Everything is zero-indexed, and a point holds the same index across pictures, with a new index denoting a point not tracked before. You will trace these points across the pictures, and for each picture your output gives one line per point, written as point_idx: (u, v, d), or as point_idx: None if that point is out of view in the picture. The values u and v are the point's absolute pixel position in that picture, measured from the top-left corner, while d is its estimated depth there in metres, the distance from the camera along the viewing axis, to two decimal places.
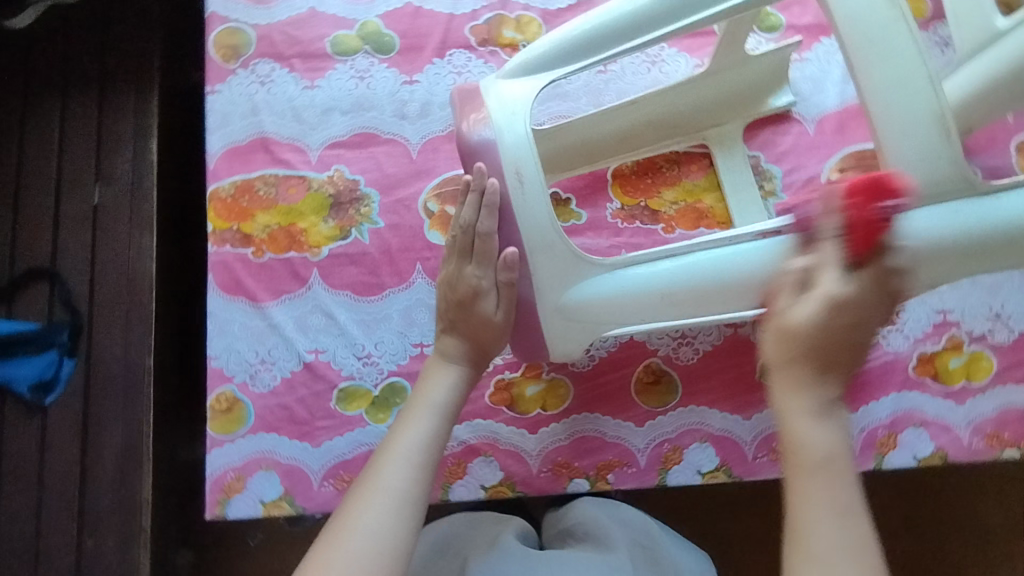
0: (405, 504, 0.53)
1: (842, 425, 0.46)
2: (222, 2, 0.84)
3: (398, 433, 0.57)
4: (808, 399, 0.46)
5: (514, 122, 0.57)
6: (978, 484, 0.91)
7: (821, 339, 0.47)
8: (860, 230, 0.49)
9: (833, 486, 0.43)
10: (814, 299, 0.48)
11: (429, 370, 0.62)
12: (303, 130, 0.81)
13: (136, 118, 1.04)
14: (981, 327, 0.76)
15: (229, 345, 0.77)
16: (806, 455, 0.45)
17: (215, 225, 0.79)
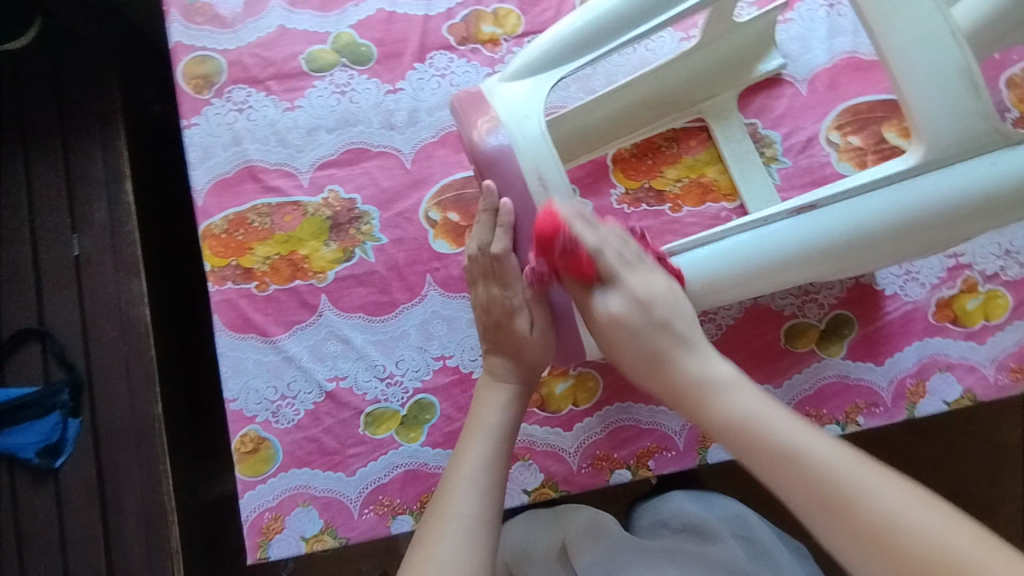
0: (477, 527, 0.54)
1: (721, 373, 0.54)
2: (186, 31, 0.80)
3: (460, 458, 0.58)
4: (681, 381, 0.54)
5: (527, 124, 0.56)
6: (1002, 416, 0.93)
7: (637, 331, 0.55)
8: (566, 268, 0.56)
9: (770, 431, 0.49)
10: (597, 309, 0.57)
11: (483, 390, 0.63)
12: (291, 154, 0.79)
13: (106, 160, 1.00)
14: (993, 266, 0.77)
15: (247, 384, 0.74)
16: (732, 424, 0.51)
17: (213, 264, 0.76)
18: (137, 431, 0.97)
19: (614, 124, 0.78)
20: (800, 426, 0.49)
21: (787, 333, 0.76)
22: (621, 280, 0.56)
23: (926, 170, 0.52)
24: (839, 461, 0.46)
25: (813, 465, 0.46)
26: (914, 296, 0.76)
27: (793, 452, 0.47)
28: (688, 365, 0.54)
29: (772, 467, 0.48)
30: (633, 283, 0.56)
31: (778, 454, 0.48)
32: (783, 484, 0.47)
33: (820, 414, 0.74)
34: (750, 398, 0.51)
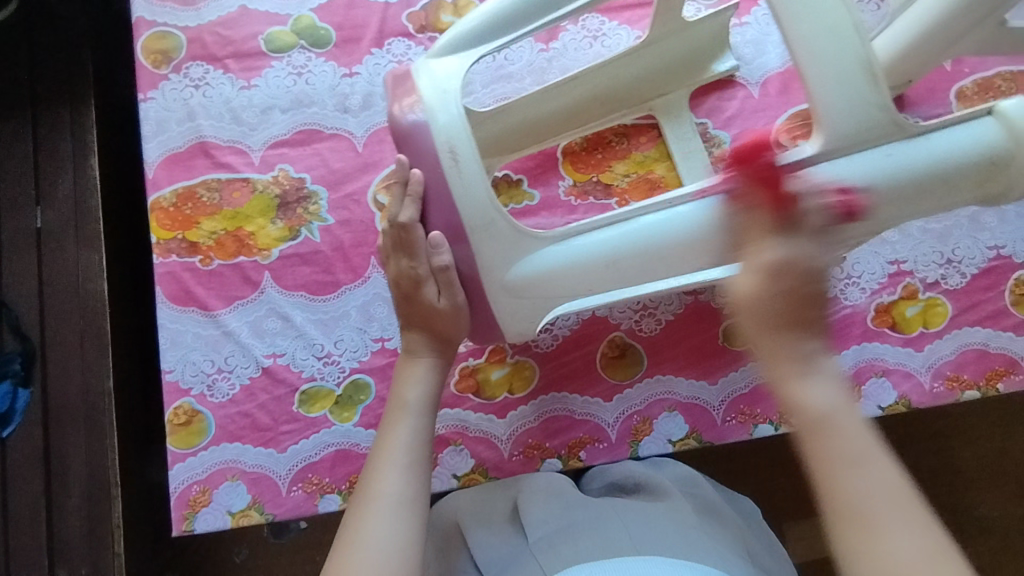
0: (404, 505, 0.54)
1: (839, 380, 0.48)
2: (148, 7, 0.81)
3: (385, 435, 0.58)
4: (794, 370, 0.48)
5: (444, 104, 0.56)
6: (954, 427, 0.93)
7: (789, 296, 0.49)
8: (765, 184, 0.51)
9: (878, 490, 0.44)
10: (758, 269, 0.50)
11: (404, 367, 0.63)
12: (244, 132, 0.79)
13: (74, 135, 1.00)
14: (934, 274, 0.77)
15: (184, 357, 0.75)
16: (836, 447, 0.45)
17: (159, 236, 0.76)
18: (86, 404, 0.97)
19: (564, 117, 0.78)
20: (898, 489, 0.44)
21: (725, 332, 0.77)
22: (785, 248, 0.49)
23: (830, 157, 0.53)
24: (916, 528, 0.43)
25: (892, 539, 0.42)
26: (853, 300, 0.77)
27: (877, 508, 0.43)
28: (808, 354, 0.49)
29: (846, 524, 0.44)
30: (775, 250, 0.49)
31: (858, 516, 0.43)
32: (848, 540, 0.43)
33: (754, 414, 0.75)
34: (856, 440, 0.45)
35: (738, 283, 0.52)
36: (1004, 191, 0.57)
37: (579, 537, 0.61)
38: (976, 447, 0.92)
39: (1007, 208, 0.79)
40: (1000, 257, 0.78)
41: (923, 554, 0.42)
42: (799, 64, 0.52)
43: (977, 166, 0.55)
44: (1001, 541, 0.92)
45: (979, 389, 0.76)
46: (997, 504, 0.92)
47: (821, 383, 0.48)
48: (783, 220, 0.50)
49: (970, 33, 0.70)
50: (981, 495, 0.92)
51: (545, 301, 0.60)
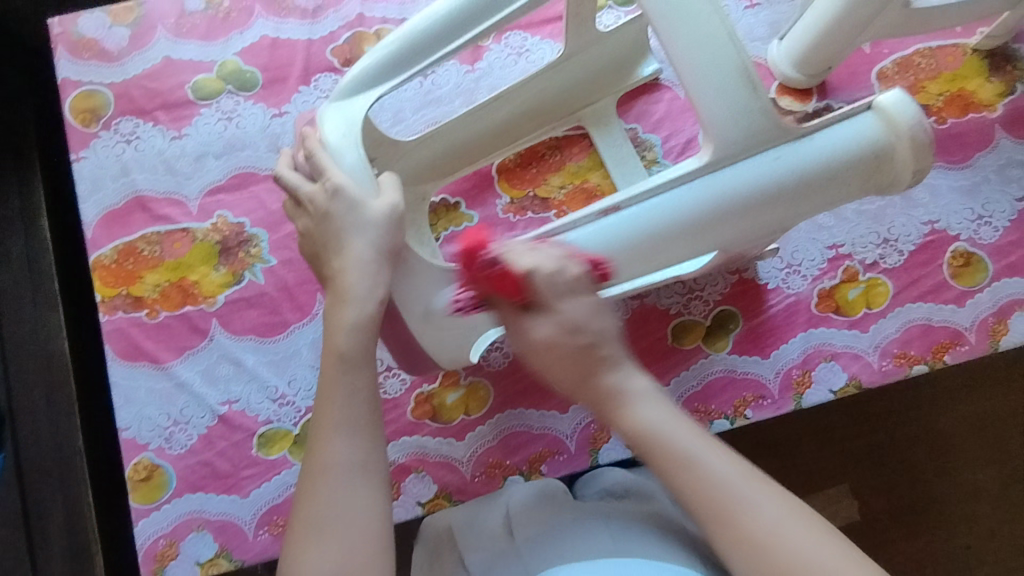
0: (354, 472, 0.52)
1: (657, 395, 0.54)
2: (73, 67, 0.82)
3: (325, 405, 0.54)
4: (615, 398, 0.54)
5: (345, 149, 0.58)
6: (927, 396, 0.95)
7: (550, 354, 0.56)
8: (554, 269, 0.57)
9: (730, 483, 0.48)
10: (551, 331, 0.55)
11: (334, 311, 0.56)
12: (179, 182, 0.80)
13: (21, 198, 0.98)
14: (872, 255, 0.79)
15: (140, 413, 0.75)
16: (667, 447, 0.50)
17: (104, 294, 0.77)
18: (56, 464, 0.94)
19: (493, 136, 0.78)
20: (747, 474, 0.49)
21: (674, 331, 0.78)
22: (532, 315, 0.56)
23: (721, 165, 0.56)
24: (750, 490, 0.48)
25: (751, 522, 0.47)
26: (796, 288, 0.78)
27: (716, 492, 0.48)
28: (602, 381, 0.54)
29: (716, 517, 0.48)
30: (569, 310, 0.55)
31: (715, 510, 0.48)
32: (719, 535, 0.48)
33: (709, 410, 0.76)
34: (686, 436, 0.51)
35: (536, 353, 0.57)
36: (893, 182, 0.59)
37: (567, 540, 0.59)
38: (949, 413, 0.95)
39: (937, 181, 0.80)
40: (935, 232, 0.79)
41: (768, 505, 0.47)
42: (681, 74, 0.55)
43: (869, 160, 0.57)
44: (981, 505, 0.94)
45: (927, 362, 0.76)
46: (980, 469, 0.94)
47: (641, 404, 0.53)
48: (523, 310, 0.56)
49: (877, 17, 0.71)
50: (954, 461, 0.94)
51: (469, 328, 0.64)
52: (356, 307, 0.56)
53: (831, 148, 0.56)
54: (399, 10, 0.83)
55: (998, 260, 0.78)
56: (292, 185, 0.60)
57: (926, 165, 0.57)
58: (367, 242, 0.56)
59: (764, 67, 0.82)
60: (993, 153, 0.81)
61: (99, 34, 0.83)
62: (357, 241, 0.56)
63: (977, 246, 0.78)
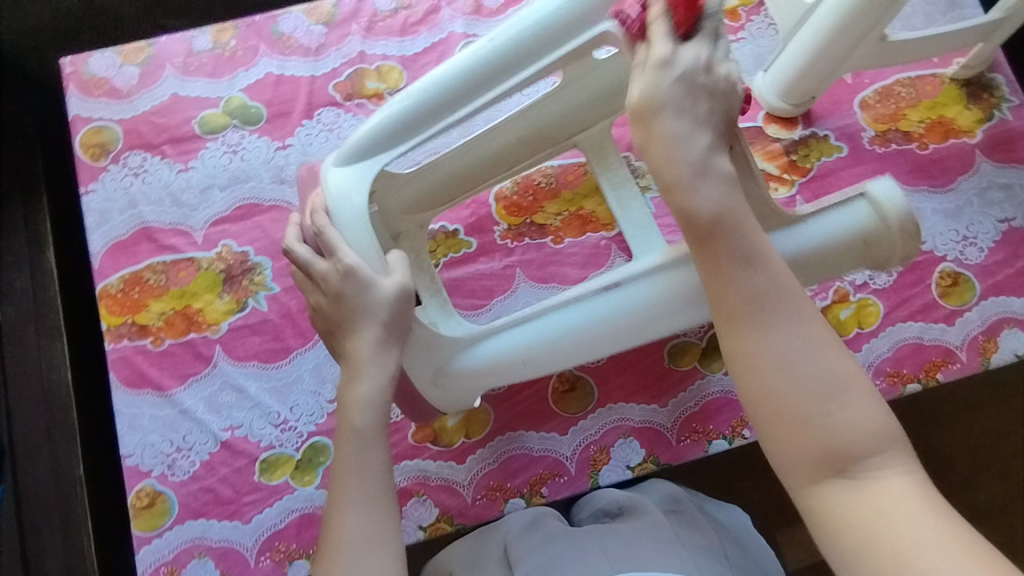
0: (371, 546, 0.53)
1: (724, 178, 0.49)
2: (84, 104, 0.85)
3: (340, 479, 0.56)
4: (681, 165, 0.48)
5: (351, 219, 0.58)
6: (929, 417, 0.95)
7: (661, 101, 0.49)
8: (686, 4, 0.49)
9: (757, 285, 0.46)
10: (648, 70, 0.49)
11: (348, 389, 0.58)
12: (185, 213, 0.82)
13: (28, 231, 1.00)
14: (862, 276, 0.81)
15: (143, 440, 0.76)
16: (698, 220, 0.48)
17: (110, 323, 0.79)
18: (56, 497, 0.94)
19: (492, 163, 0.76)
20: (791, 293, 0.46)
21: (670, 353, 0.79)
22: (693, 46, 0.49)
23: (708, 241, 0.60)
24: (791, 322, 0.46)
25: (778, 343, 0.45)
26: None
27: (764, 303, 0.46)
28: (694, 150, 0.48)
29: (750, 317, 0.46)
30: (687, 53, 0.49)
31: (746, 310, 0.46)
32: (735, 337, 0.46)
33: (707, 430, 0.76)
34: (739, 241, 0.47)
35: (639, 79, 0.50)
36: (887, 258, 0.62)
37: (563, 564, 0.60)
38: (950, 435, 0.95)
39: (921, 205, 0.83)
40: (922, 253, 0.81)
41: (800, 348, 0.45)
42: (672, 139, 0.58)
43: (861, 244, 0.61)
44: (982, 522, 0.93)
45: (920, 381, 0.78)
46: (981, 489, 0.94)
47: (712, 182, 0.48)
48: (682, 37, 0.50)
49: (855, 50, 0.75)
50: (957, 482, 0.94)
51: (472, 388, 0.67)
52: (370, 384, 0.58)
53: (831, 229, 0.60)
54: (399, 47, 0.87)
55: (985, 280, 0.80)
56: (303, 261, 0.60)
57: (913, 249, 0.61)
58: (377, 326, 0.58)
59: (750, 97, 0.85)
60: (974, 177, 0.83)
61: (109, 74, 0.86)
62: (369, 326, 0.58)
63: (963, 267, 0.80)
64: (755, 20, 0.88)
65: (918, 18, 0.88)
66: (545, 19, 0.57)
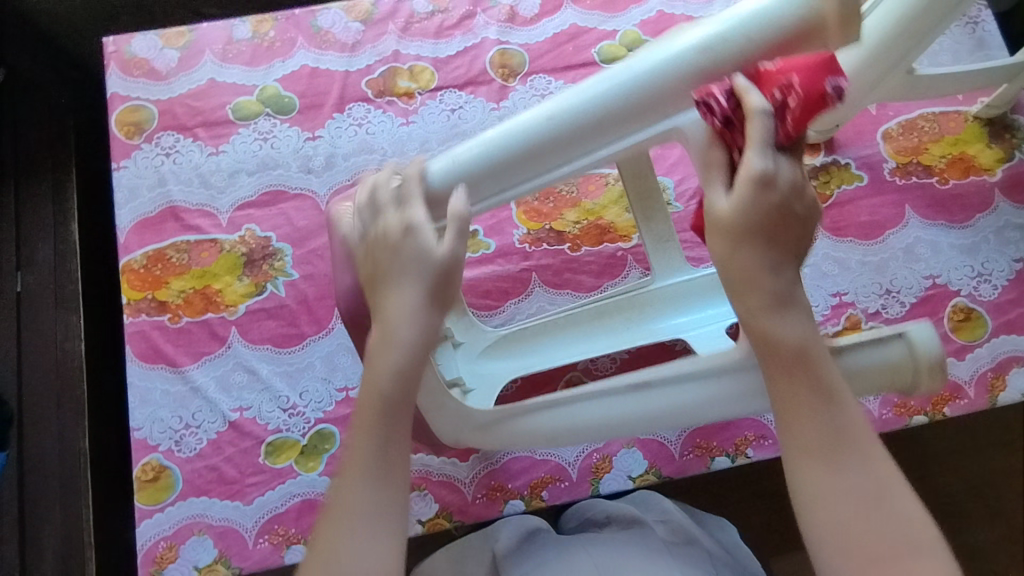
0: (382, 515, 0.46)
1: (806, 314, 0.47)
2: (123, 83, 0.87)
3: (353, 440, 0.49)
4: (763, 294, 0.46)
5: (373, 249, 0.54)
6: (935, 454, 0.94)
7: (751, 218, 0.45)
8: (798, 105, 0.44)
9: (834, 430, 0.45)
10: (746, 183, 0.45)
11: (375, 352, 0.50)
12: (212, 195, 0.84)
13: (55, 203, 1.02)
14: (875, 305, 0.81)
15: (152, 414, 0.77)
16: (779, 353, 0.46)
17: (130, 297, 0.80)
18: (59, 467, 0.95)
19: None
20: (868, 440, 0.45)
21: None
22: (775, 163, 0.45)
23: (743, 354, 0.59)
24: (872, 468, 0.44)
25: (847, 488, 0.43)
26: None
27: (841, 447, 0.44)
28: (778, 282, 0.46)
29: (834, 459, 0.44)
30: (783, 170, 0.45)
31: (828, 452, 0.44)
32: (805, 477, 0.44)
33: (710, 446, 0.77)
34: (819, 379, 0.46)
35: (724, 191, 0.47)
36: (914, 386, 0.60)
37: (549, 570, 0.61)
38: (954, 474, 0.94)
39: (938, 239, 0.83)
40: (936, 286, 0.82)
41: (874, 502, 0.43)
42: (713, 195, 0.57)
43: (887, 368, 0.60)
44: (982, 566, 0.92)
45: (927, 413, 0.78)
46: (981, 530, 0.93)
47: (798, 316, 0.46)
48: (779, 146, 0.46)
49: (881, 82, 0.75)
50: (958, 521, 0.93)
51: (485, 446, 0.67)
52: (397, 351, 0.49)
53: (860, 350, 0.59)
54: (433, 49, 0.89)
55: (997, 317, 0.80)
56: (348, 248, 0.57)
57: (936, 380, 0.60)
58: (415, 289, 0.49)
59: None
60: (992, 215, 0.84)
61: (150, 55, 0.88)
62: (405, 290, 0.49)
63: (977, 303, 0.81)
64: None
65: (945, 56, 0.89)
66: (618, 89, 0.48)
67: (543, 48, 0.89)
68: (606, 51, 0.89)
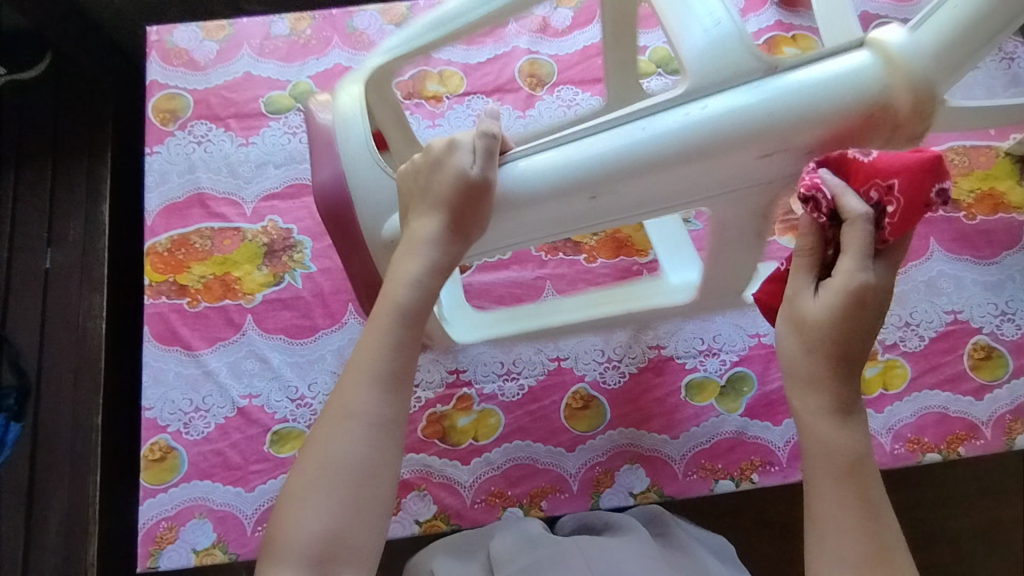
0: (381, 426, 0.51)
1: (863, 427, 0.49)
2: (162, 71, 0.90)
3: (362, 348, 0.54)
4: (827, 401, 0.48)
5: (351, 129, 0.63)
6: (951, 496, 0.91)
7: (836, 329, 0.47)
8: (898, 208, 0.47)
9: (872, 545, 0.46)
10: (836, 292, 0.46)
11: (400, 264, 0.56)
12: (239, 185, 0.85)
13: (89, 182, 1.05)
14: (893, 336, 0.80)
15: (164, 395, 0.78)
16: (835, 460, 0.47)
17: (152, 279, 0.82)
18: (71, 442, 0.97)
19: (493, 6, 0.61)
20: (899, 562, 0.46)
21: (688, 387, 0.78)
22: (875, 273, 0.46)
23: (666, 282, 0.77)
24: None
25: None
26: None
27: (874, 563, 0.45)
28: (842, 393, 0.48)
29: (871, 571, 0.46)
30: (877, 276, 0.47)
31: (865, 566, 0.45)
32: None
33: (715, 469, 0.75)
34: (866, 492, 0.47)
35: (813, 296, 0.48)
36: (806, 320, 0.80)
37: None
38: (972, 520, 0.91)
39: (962, 274, 0.82)
40: (957, 322, 0.80)
41: None
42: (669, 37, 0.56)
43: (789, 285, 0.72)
44: None
45: (941, 451, 0.76)
46: None
47: (857, 429, 0.48)
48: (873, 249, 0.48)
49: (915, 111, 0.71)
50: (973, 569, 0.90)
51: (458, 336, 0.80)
52: (419, 261, 0.56)
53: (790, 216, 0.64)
54: (464, 55, 0.90)
55: (1019, 358, 0.78)
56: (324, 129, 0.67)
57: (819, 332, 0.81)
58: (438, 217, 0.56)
59: None
60: (1018, 253, 0.82)
61: (190, 46, 0.91)
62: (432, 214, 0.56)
63: (998, 342, 0.79)
64: None
65: (978, 91, 0.88)
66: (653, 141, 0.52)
67: (573, 60, 0.90)
68: None
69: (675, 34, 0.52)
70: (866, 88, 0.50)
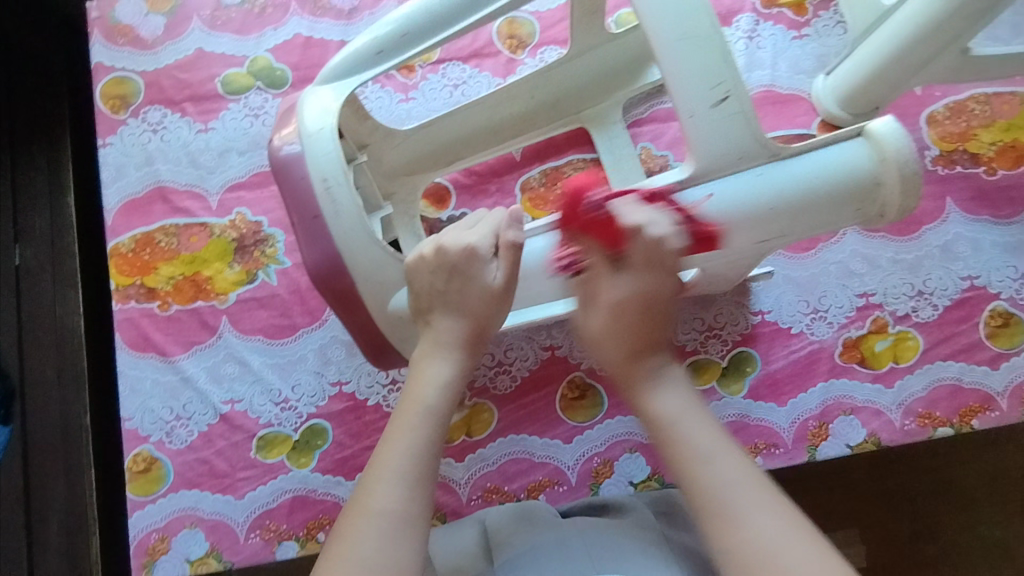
0: (404, 525, 0.47)
1: (675, 383, 0.54)
2: (108, 53, 0.82)
3: (387, 444, 0.51)
4: (643, 377, 0.54)
5: (325, 142, 0.58)
6: None
7: (620, 328, 0.55)
8: (597, 229, 0.54)
9: (729, 475, 0.49)
10: (602, 309, 0.55)
11: (419, 366, 0.55)
12: (202, 175, 0.79)
13: (50, 174, 0.99)
14: (904, 307, 0.75)
15: (143, 405, 0.75)
16: (661, 425, 0.52)
17: (119, 282, 0.77)
18: (61, 442, 0.94)
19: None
20: (761, 486, 0.48)
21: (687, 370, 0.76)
22: (625, 284, 0.54)
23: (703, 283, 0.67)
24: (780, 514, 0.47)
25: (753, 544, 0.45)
26: (820, 335, 0.75)
27: (731, 501, 0.47)
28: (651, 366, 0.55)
29: (715, 520, 0.47)
30: (623, 283, 0.54)
31: (730, 507, 0.47)
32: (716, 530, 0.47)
33: None
34: (706, 436, 0.51)
35: (593, 314, 0.56)
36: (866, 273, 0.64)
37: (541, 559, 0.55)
38: None
39: (980, 236, 0.76)
40: (974, 288, 0.75)
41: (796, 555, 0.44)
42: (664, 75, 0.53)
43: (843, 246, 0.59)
44: None
45: (953, 424, 0.73)
46: None
47: (668, 389, 0.54)
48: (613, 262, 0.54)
49: (933, 61, 0.69)
50: None
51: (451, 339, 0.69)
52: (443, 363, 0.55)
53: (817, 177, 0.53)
54: None
55: None
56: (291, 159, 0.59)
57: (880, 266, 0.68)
58: (456, 321, 0.57)
59: (806, 101, 0.78)
60: None
61: (135, 22, 0.83)
62: (449, 316, 0.57)
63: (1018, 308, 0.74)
64: (822, 15, 0.81)
65: (1004, 28, 0.80)
66: None
67: (557, 17, 0.81)
68: (622, 20, 0.81)
69: (676, 100, 0.53)
70: (855, 174, 0.53)
